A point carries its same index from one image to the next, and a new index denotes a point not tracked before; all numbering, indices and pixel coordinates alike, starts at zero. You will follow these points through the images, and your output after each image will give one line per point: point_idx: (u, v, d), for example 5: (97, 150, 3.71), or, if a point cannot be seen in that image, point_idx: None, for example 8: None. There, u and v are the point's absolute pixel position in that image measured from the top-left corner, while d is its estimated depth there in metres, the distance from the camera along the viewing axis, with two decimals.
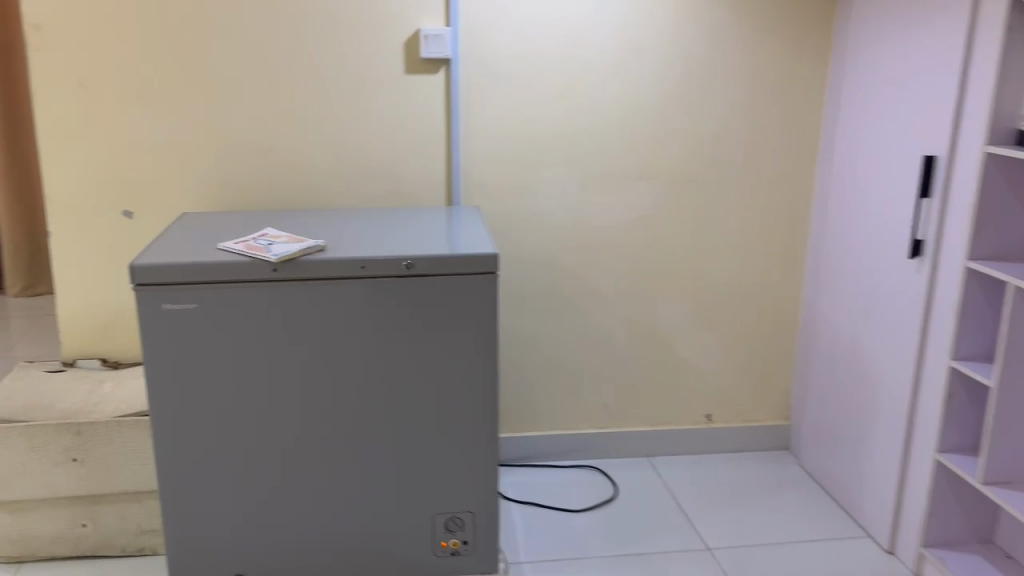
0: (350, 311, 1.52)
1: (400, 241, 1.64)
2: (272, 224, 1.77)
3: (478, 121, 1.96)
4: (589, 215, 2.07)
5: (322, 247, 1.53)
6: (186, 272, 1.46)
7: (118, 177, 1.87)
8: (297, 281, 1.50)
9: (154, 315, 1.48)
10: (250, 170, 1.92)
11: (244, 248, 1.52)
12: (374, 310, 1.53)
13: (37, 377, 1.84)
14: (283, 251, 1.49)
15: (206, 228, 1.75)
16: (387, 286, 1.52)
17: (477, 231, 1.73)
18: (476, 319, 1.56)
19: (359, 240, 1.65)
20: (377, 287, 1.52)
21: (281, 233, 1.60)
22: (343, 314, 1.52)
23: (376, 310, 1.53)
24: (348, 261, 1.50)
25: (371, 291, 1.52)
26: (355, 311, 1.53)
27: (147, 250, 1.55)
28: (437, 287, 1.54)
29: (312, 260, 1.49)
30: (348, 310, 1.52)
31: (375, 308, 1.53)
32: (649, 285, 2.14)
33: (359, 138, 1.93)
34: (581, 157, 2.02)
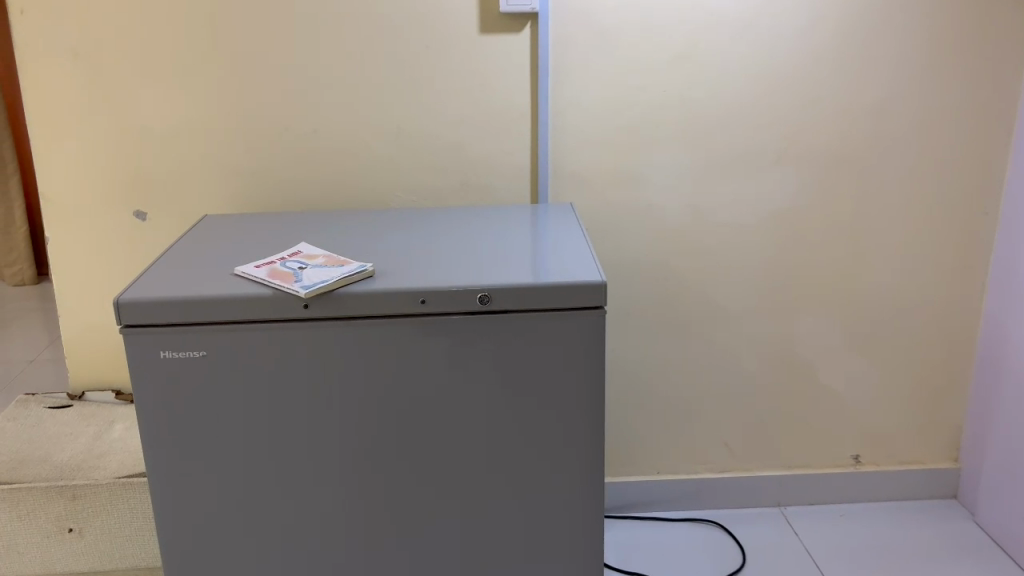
0: (406, 359, 1.13)
1: (472, 258, 1.24)
2: (312, 233, 1.39)
3: (573, 92, 1.53)
4: (712, 210, 1.63)
5: (368, 273, 1.13)
6: (190, 311, 1.10)
7: (129, 170, 1.52)
8: (335, 320, 1.11)
9: (150, 366, 1.12)
10: (289, 160, 1.54)
11: (268, 275, 1.14)
12: (438, 358, 1.13)
13: (35, 417, 1.51)
14: (317, 281, 1.11)
15: (231, 241, 1.38)
16: (455, 327, 1.12)
17: (573, 240, 1.31)
18: (574, 370, 1.15)
19: (419, 256, 1.25)
20: (443, 327, 1.12)
21: (318, 251, 1.22)
22: (397, 363, 1.13)
23: (440, 359, 1.14)
24: (403, 293, 1.10)
25: (435, 333, 1.12)
26: (413, 359, 1.13)
27: (145, 277, 1.19)
28: (522, 327, 1.13)
29: (355, 292, 1.10)
30: (404, 357, 1.13)
31: (440, 355, 1.13)
32: (787, 298, 1.70)
33: (422, 118, 1.53)
34: (704, 137, 1.58)
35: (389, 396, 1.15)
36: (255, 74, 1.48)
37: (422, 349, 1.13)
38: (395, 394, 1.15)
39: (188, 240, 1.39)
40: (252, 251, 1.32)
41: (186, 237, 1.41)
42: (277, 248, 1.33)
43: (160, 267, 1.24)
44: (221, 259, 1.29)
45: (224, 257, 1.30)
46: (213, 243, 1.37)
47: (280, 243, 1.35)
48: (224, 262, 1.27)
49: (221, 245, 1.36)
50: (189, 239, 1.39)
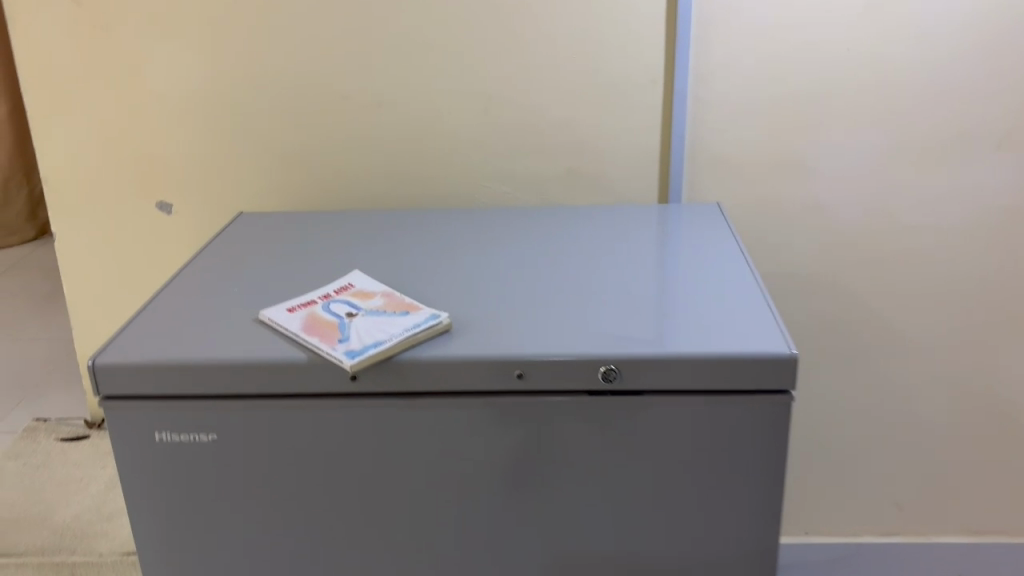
0: (499, 456, 0.78)
1: (589, 299, 0.88)
2: (374, 241, 1.05)
3: (722, 53, 1.14)
4: (900, 209, 1.23)
5: (444, 326, 0.79)
6: (192, 380, 0.78)
7: (150, 151, 1.21)
8: (393, 397, 0.77)
9: (141, 453, 0.80)
10: (348, 139, 1.20)
11: (304, 324, 0.80)
12: (541, 456, 0.78)
13: (47, 451, 1.25)
14: (369, 342, 0.76)
15: (271, 247, 1.05)
16: (570, 414, 0.77)
17: (729, 272, 0.94)
18: (743, 480, 0.78)
19: (514, 290, 0.89)
20: (551, 414, 0.77)
21: (376, 283, 0.87)
22: (485, 462, 0.79)
23: (543, 457, 0.78)
24: (492, 363, 0.76)
25: (538, 421, 0.77)
26: (508, 458, 0.78)
27: (144, 314, 0.87)
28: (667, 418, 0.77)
29: (423, 358, 0.76)
30: (495, 453, 0.78)
31: (543, 453, 0.78)
32: (994, 325, 1.29)
33: (519, 87, 1.16)
34: (898, 113, 1.17)
35: (469, 505, 0.80)
36: (302, 28, 1.14)
37: (521, 443, 0.78)
38: (482, 503, 0.80)
39: (219, 244, 1.07)
40: (291, 269, 0.98)
41: (217, 239, 1.09)
42: (324, 265, 0.99)
43: (169, 294, 0.92)
44: (248, 279, 0.96)
45: (254, 276, 0.97)
46: (246, 250, 1.05)
47: (330, 256, 1.02)
48: (252, 286, 0.94)
49: (256, 252, 1.04)
50: (219, 241, 1.08)
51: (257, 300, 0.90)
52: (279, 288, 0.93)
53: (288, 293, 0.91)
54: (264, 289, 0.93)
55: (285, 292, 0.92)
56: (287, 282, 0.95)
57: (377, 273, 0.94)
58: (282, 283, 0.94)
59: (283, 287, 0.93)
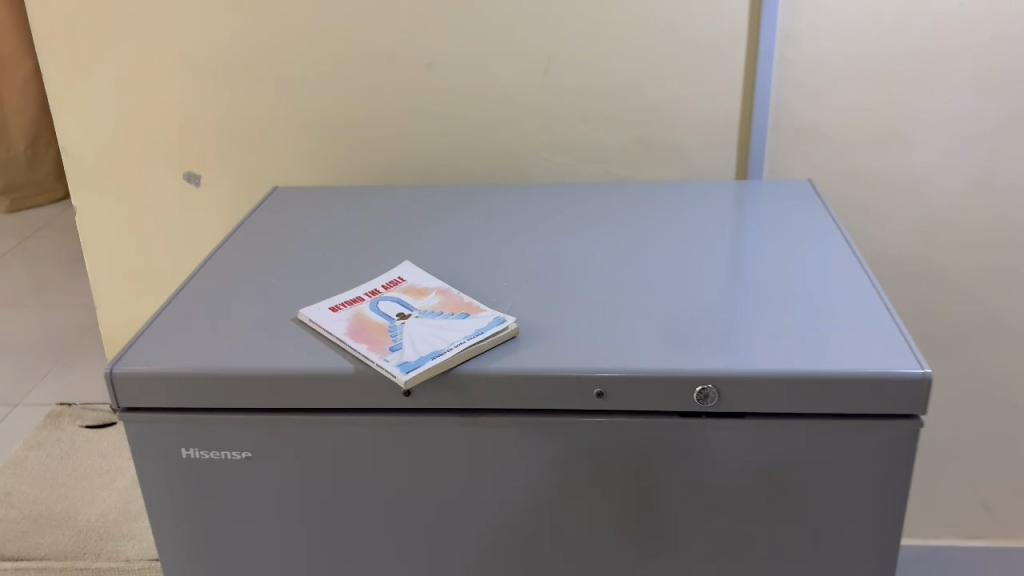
0: (576, 486, 0.68)
1: (671, 297, 0.76)
2: (423, 223, 0.95)
3: (813, 9, 1.01)
4: (1009, 188, 1.09)
5: (512, 332, 0.68)
6: (224, 391, 0.68)
7: (176, 118, 1.11)
8: (453, 414, 0.67)
9: (167, 471, 0.71)
10: (390, 106, 1.09)
11: (350, 328, 0.70)
12: (621, 484, 0.68)
13: (73, 440, 1.18)
14: (425, 352, 0.66)
15: (310, 228, 0.95)
16: (660, 441, 0.66)
17: (827, 266, 0.82)
18: (858, 520, 0.68)
19: (585, 286, 0.78)
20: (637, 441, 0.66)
21: (430, 277, 0.77)
22: (560, 493, 0.68)
23: (623, 486, 0.68)
24: (568, 379, 0.65)
25: (623, 448, 0.67)
26: (587, 489, 0.68)
27: (170, 309, 0.77)
28: (774, 448, 0.66)
29: (487, 372, 0.65)
30: (570, 481, 0.68)
31: (623, 480, 0.68)
32: None
33: (581, 47, 1.04)
34: (1014, 78, 1.03)
35: (536, 536, 0.70)
36: None
37: (603, 473, 0.68)
38: (554, 538, 0.70)
39: (254, 223, 0.97)
40: (331, 255, 0.88)
41: (252, 217, 0.99)
42: (366, 251, 0.88)
43: (197, 284, 0.83)
44: (283, 267, 0.86)
45: (288, 263, 0.87)
46: (283, 232, 0.94)
47: (372, 240, 0.91)
48: (287, 275, 0.84)
49: (295, 233, 0.94)
50: (255, 220, 0.98)
51: (294, 294, 0.80)
52: (318, 278, 0.82)
53: (328, 285, 0.81)
54: (301, 279, 0.83)
55: (326, 284, 0.81)
56: (326, 270, 0.84)
57: (427, 263, 0.83)
58: (322, 272, 0.84)
59: (322, 276, 0.83)
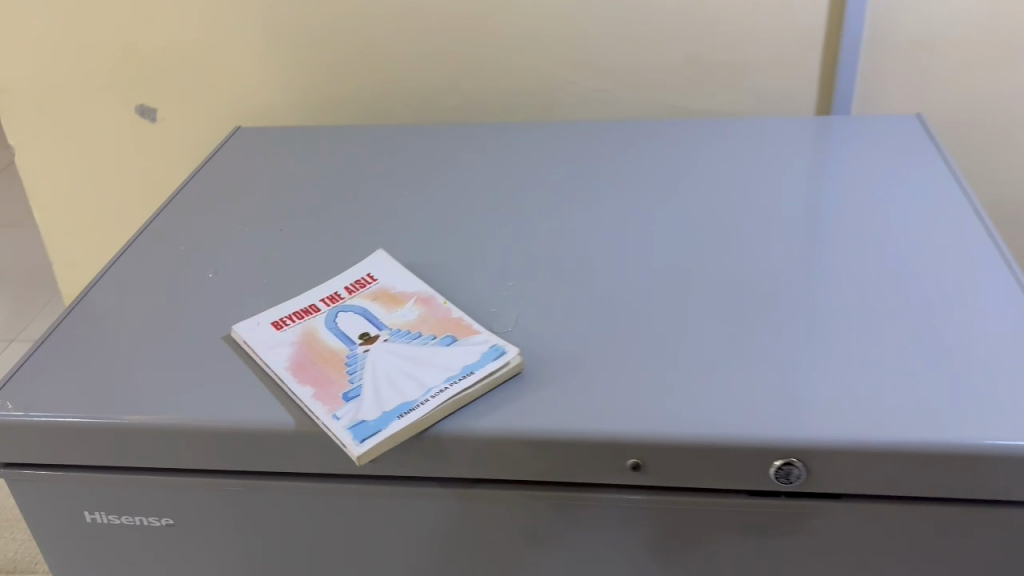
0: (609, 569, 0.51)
1: (738, 300, 0.56)
2: (415, 173, 0.74)
3: None
4: None
5: (514, 367, 0.49)
6: (129, 446, 0.50)
7: (119, 38, 0.90)
8: (431, 484, 0.49)
9: (70, 535, 0.54)
10: (379, 20, 0.86)
11: (295, 359, 0.51)
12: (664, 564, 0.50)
13: None
14: (392, 405, 0.47)
15: (274, 179, 0.75)
16: (724, 525, 0.48)
17: (952, 242, 0.60)
18: None
19: (620, 282, 0.58)
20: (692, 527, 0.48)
21: (409, 276, 0.57)
22: None
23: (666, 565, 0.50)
24: (592, 446, 0.46)
25: (673, 536, 0.49)
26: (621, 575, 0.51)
27: (75, 312, 0.59)
28: (885, 542, 0.47)
29: (479, 433, 0.47)
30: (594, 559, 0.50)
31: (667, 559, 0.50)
32: None
33: None
34: None
35: None
36: None
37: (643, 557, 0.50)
38: None
39: (206, 173, 0.77)
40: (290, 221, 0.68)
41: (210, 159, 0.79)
42: (336, 215, 0.68)
43: (116, 272, 0.64)
44: (229, 242, 0.66)
45: (236, 235, 0.67)
46: (237, 186, 0.74)
47: (348, 198, 0.71)
48: (233, 256, 0.64)
49: (253, 188, 0.74)
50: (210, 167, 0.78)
51: (235, 287, 0.60)
52: (269, 262, 0.63)
53: (280, 274, 0.61)
54: (248, 263, 0.63)
55: (277, 271, 0.62)
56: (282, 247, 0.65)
57: (411, 242, 0.63)
58: (276, 252, 0.64)
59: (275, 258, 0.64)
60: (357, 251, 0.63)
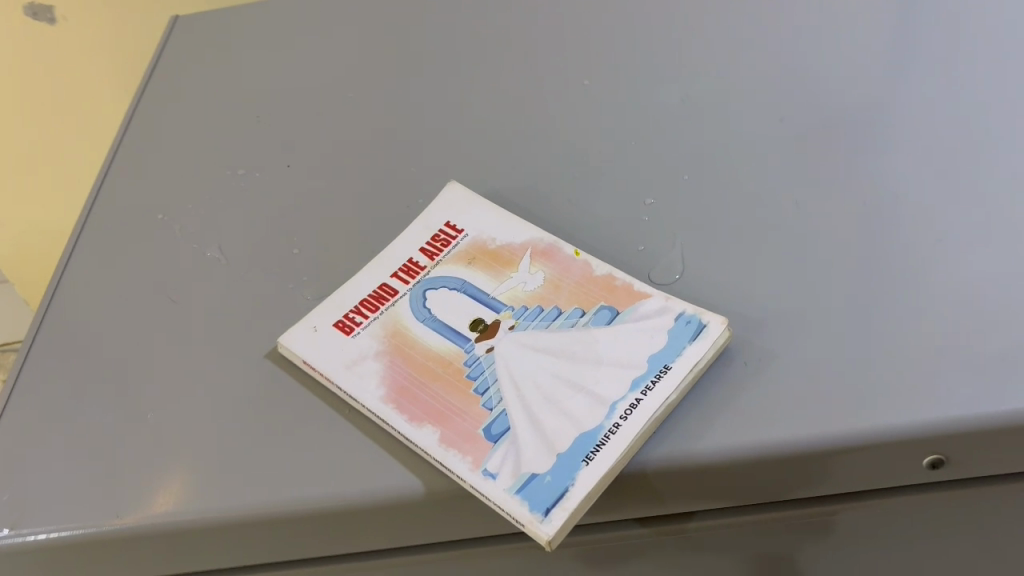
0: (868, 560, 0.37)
1: (979, 161, 0.39)
2: (437, 40, 0.54)
3: None
4: None
5: (722, 343, 0.33)
6: (186, 548, 0.34)
7: None
8: (630, 521, 0.34)
9: None
10: None
11: (391, 383, 0.35)
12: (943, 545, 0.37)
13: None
14: (569, 443, 0.32)
15: (249, 81, 0.54)
16: None
17: None
18: None
19: (807, 168, 0.40)
20: (1000, 515, 0.35)
21: (506, 217, 0.40)
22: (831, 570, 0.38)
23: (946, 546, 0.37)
24: (874, 452, 0.31)
25: (965, 520, 0.35)
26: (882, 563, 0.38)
27: (39, 353, 0.41)
28: None
29: (706, 461, 0.32)
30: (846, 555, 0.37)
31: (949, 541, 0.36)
32: None
33: None
34: None
35: None
36: None
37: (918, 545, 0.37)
38: None
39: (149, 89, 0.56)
40: (295, 144, 0.49)
41: (153, 67, 0.57)
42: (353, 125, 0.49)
43: (76, 268, 0.45)
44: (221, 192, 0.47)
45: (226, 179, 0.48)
46: (201, 100, 0.54)
47: (358, 95, 0.51)
48: (233, 215, 0.46)
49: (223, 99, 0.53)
50: (156, 78, 0.56)
51: (255, 267, 0.43)
52: (286, 217, 0.45)
53: (310, 234, 0.44)
54: (260, 224, 0.45)
55: (305, 231, 0.44)
56: (297, 190, 0.46)
57: (477, 155, 0.45)
58: (291, 201, 0.46)
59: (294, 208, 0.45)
60: (404, 180, 0.45)
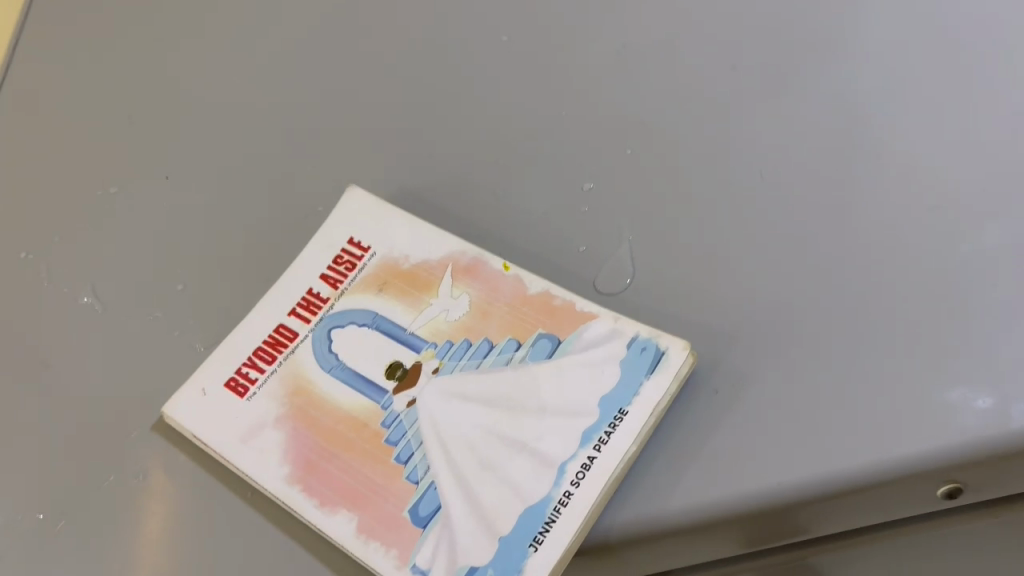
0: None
1: (982, 94, 0.32)
2: None
3: None
4: None
5: (688, 370, 0.27)
6: None
7: None
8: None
9: None
10: None
11: (296, 458, 0.29)
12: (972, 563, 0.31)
13: None
14: (513, 522, 0.26)
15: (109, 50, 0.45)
16: None
17: None
18: None
19: (777, 119, 0.33)
20: None
21: (417, 225, 0.33)
22: None
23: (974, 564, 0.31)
24: (881, 491, 0.26)
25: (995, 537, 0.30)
26: None
27: None
28: None
29: (680, 526, 0.26)
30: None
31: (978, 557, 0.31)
32: None
33: None
34: None
35: None
36: None
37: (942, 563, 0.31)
38: None
39: None
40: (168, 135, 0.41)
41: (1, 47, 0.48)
42: (227, 101, 0.41)
43: None
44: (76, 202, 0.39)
45: (80, 182, 0.39)
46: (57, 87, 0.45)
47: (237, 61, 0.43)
48: (94, 234, 0.38)
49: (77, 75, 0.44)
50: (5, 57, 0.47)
51: (127, 304, 0.35)
52: (160, 234, 0.37)
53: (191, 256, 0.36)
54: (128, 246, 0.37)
55: (184, 252, 0.36)
56: (170, 196, 0.38)
57: (381, 134, 0.38)
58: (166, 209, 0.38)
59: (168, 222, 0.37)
60: (297, 175, 0.37)
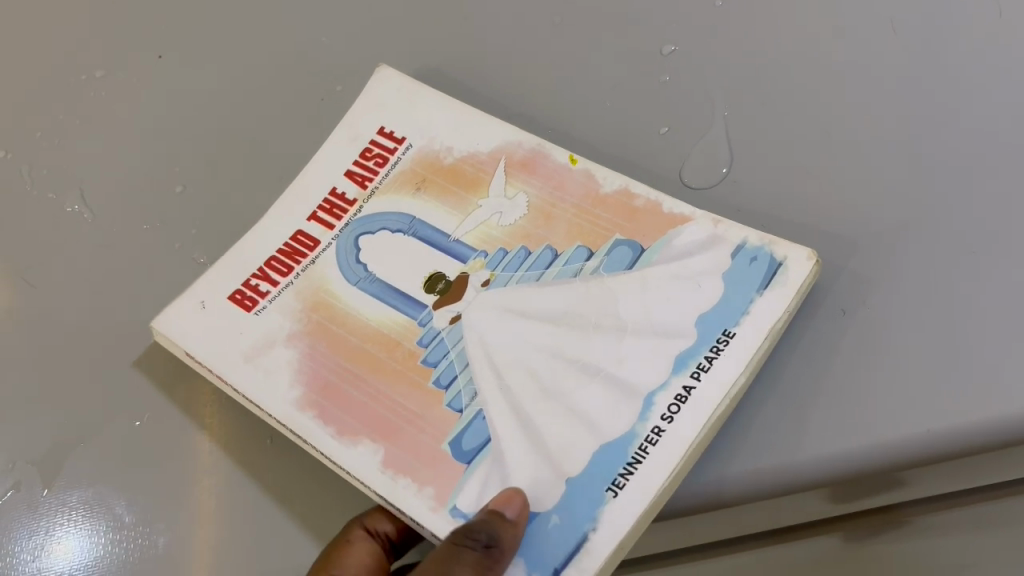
0: None
1: None
2: None
3: None
4: None
5: (811, 282, 0.21)
6: None
7: None
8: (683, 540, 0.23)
9: None
10: None
11: (311, 378, 0.24)
12: None
13: None
14: (584, 461, 0.20)
15: None
16: None
17: None
18: None
19: None
20: None
21: (462, 112, 0.27)
22: None
23: None
24: None
25: None
26: None
27: None
28: None
29: (802, 481, 0.21)
30: None
31: None
32: None
33: None
34: None
35: None
36: None
37: None
38: None
39: None
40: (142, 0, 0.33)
41: None
42: None
43: None
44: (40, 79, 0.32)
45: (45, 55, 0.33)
46: None
47: None
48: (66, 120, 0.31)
49: None
50: None
51: (111, 203, 0.29)
52: (147, 119, 0.31)
53: (187, 149, 0.30)
54: (107, 132, 0.31)
55: (177, 144, 0.30)
56: (154, 78, 0.32)
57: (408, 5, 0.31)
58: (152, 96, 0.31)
59: (158, 109, 0.31)
60: (310, 56, 0.31)
